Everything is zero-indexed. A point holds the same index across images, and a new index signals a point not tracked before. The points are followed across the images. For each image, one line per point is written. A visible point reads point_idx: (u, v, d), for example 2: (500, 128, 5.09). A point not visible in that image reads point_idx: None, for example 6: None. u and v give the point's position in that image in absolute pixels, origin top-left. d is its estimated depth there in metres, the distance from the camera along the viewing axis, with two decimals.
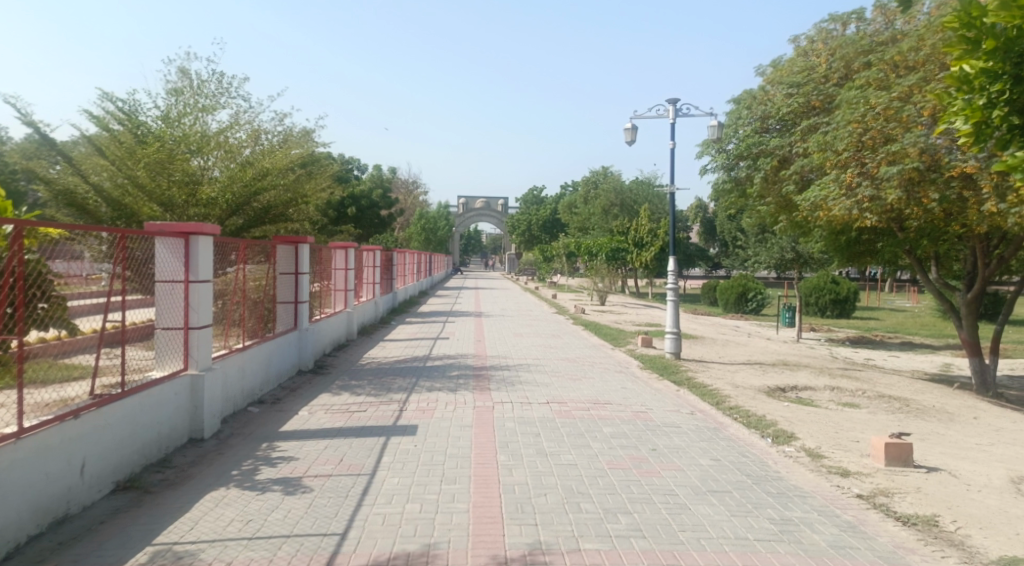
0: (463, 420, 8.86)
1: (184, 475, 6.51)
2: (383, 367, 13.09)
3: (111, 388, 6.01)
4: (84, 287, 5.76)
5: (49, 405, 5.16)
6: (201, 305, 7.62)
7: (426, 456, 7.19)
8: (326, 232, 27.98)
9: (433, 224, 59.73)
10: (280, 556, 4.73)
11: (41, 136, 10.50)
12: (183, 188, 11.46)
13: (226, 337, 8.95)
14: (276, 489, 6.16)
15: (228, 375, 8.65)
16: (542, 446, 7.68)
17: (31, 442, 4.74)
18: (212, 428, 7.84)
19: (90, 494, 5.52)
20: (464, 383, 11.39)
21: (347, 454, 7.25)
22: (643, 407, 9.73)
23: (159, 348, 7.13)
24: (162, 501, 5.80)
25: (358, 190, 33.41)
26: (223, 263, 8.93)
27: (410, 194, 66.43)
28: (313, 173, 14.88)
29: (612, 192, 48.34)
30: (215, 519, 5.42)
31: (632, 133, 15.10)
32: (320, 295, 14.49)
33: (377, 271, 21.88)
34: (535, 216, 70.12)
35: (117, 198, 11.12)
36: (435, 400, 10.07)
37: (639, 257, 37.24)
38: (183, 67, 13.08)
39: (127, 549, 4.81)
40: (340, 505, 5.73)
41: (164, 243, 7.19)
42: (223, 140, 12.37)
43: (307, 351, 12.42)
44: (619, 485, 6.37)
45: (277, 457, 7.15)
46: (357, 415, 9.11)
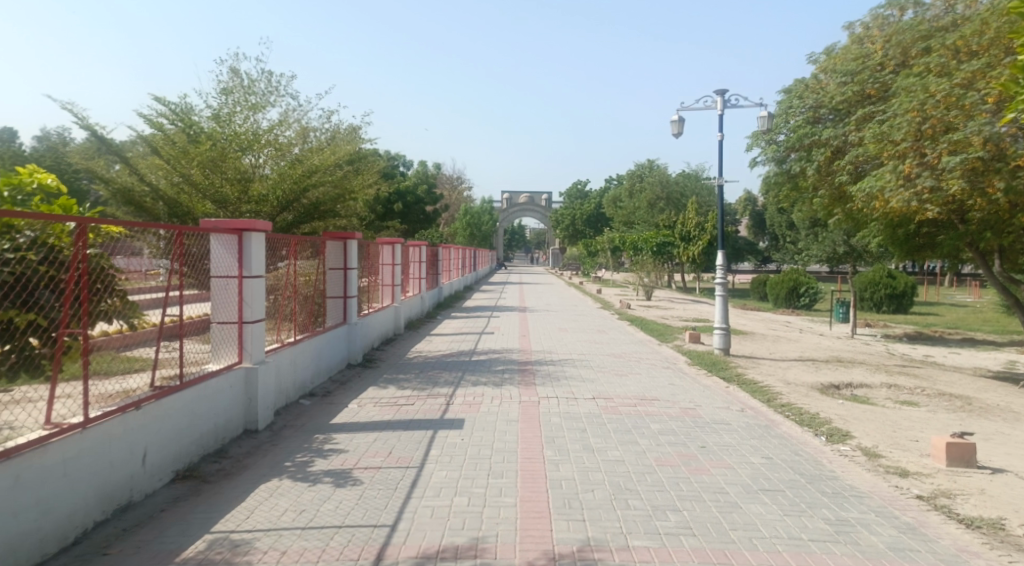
0: (509, 415, 8.87)
1: (239, 466, 6.66)
2: (430, 362, 13.21)
3: (170, 380, 6.19)
4: (143, 282, 5.89)
5: (113, 396, 5.33)
6: (255, 300, 7.79)
7: (473, 450, 7.23)
8: (371, 228, 28.31)
9: (477, 220, 59.83)
10: (332, 547, 4.81)
11: (98, 138, 10.84)
12: (235, 185, 11.77)
13: (277, 332, 9.15)
14: (327, 480, 6.26)
15: (280, 368, 8.84)
16: (589, 442, 7.65)
17: (96, 431, 4.90)
18: (266, 419, 8.02)
19: (151, 483, 5.68)
20: (510, 378, 11.41)
21: (395, 447, 7.34)
22: (692, 403, 9.63)
23: (216, 342, 7.29)
24: (219, 491, 5.94)
25: (404, 186, 33.66)
26: (274, 258, 9.10)
27: (454, 190, 66.61)
28: (361, 170, 15.03)
29: (658, 185, 47.90)
30: (270, 509, 5.53)
31: (679, 126, 14.91)
32: (368, 290, 14.70)
33: (423, 267, 22.05)
34: (579, 211, 69.77)
35: (173, 196, 11.56)
36: (482, 395, 10.11)
37: (685, 251, 36.64)
38: (234, 67, 13.33)
39: (187, 536, 4.94)
40: (390, 497, 5.80)
41: (219, 239, 7.35)
42: (273, 138, 12.57)
43: (356, 345, 12.62)
44: (667, 482, 6.32)
45: (329, 449, 7.26)
46: (405, 409, 9.19)
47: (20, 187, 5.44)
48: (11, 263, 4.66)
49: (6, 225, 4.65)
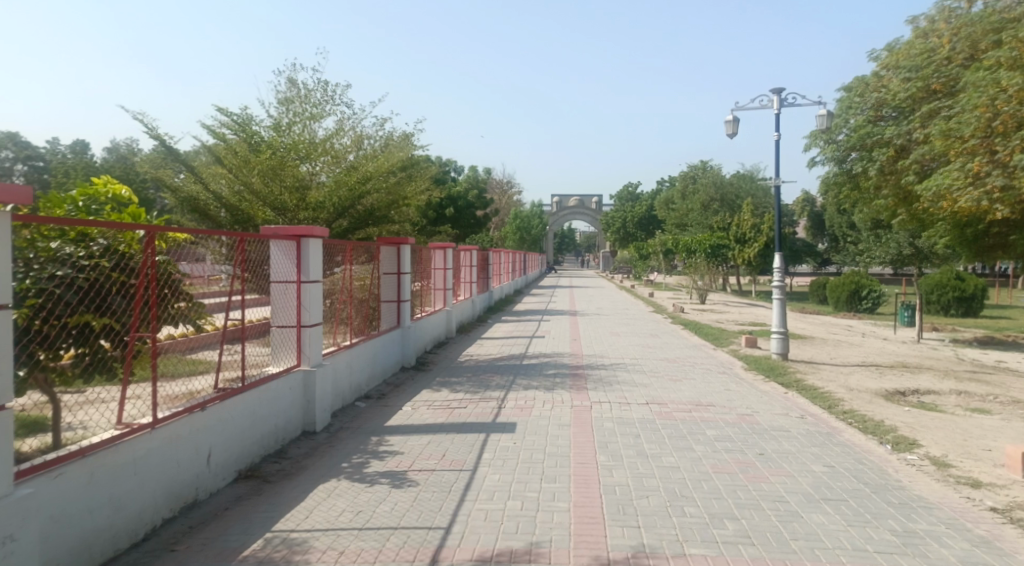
0: (561, 419, 8.84)
1: (298, 466, 6.79)
2: (482, 365, 13.26)
3: (232, 382, 6.35)
4: (206, 287, 6.03)
5: (179, 397, 5.49)
6: (312, 304, 7.94)
7: (526, 454, 7.22)
8: (423, 232, 28.55)
9: (526, 223, 59.88)
10: (389, 547, 4.86)
11: (165, 147, 11.22)
12: (294, 193, 12.01)
13: (333, 335, 9.31)
14: (383, 482, 6.33)
15: (337, 371, 8.99)
16: (643, 447, 7.57)
17: (165, 432, 5.06)
18: (324, 421, 8.16)
19: (216, 482, 5.84)
20: (561, 382, 11.37)
21: (449, 450, 7.38)
22: (749, 409, 9.44)
23: (275, 345, 7.46)
24: (279, 490, 6.07)
25: (455, 191, 33.86)
26: (331, 263, 9.26)
27: (504, 194, 66.78)
28: (414, 176, 15.19)
29: (712, 186, 47.16)
30: (328, 509, 5.62)
31: (734, 126, 14.66)
32: (420, 294, 14.83)
33: (473, 271, 22.16)
34: (630, 213, 69.16)
35: (235, 204, 11.95)
36: (534, 399, 10.10)
37: (741, 254, 35.95)
38: (292, 77, 13.60)
39: (250, 535, 5.05)
40: (444, 500, 5.84)
41: (278, 245, 7.53)
42: (330, 146, 12.79)
43: (410, 349, 12.75)
44: (725, 489, 6.21)
45: (384, 451, 7.35)
46: (458, 412, 9.24)
47: (94, 197, 5.63)
48: (85, 269, 4.79)
49: (81, 234, 4.88)
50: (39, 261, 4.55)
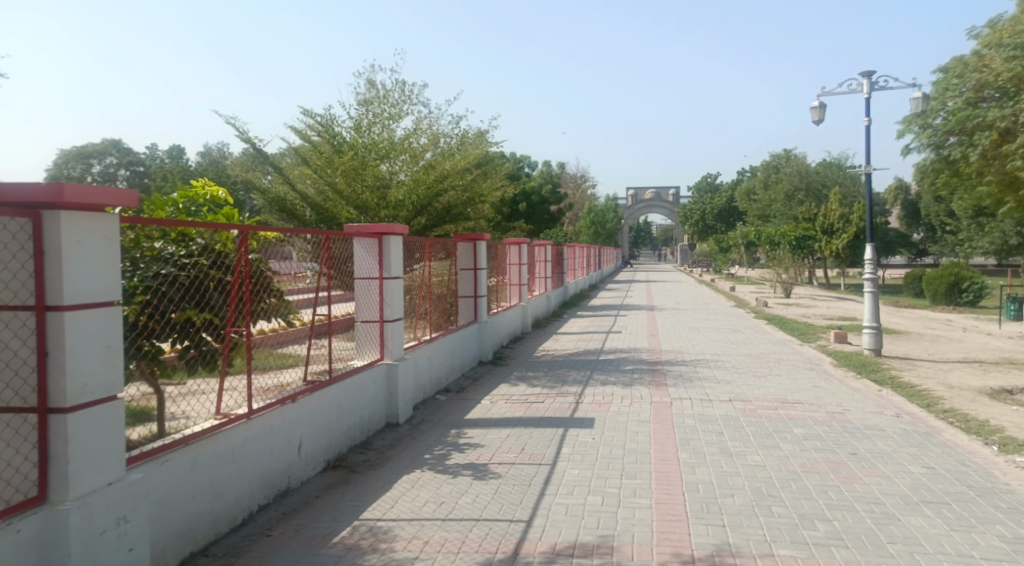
0: (641, 415, 8.73)
1: (383, 457, 6.94)
2: (559, 360, 13.23)
3: (320, 375, 6.53)
4: (294, 284, 6.20)
5: (270, 389, 5.68)
6: (395, 300, 8.07)
7: (606, 450, 7.16)
8: (497, 229, 28.69)
9: (601, 217, 59.33)
10: (472, 539, 4.89)
11: (255, 150, 11.64)
12: (375, 192, 12.27)
13: (414, 330, 9.47)
14: (466, 474, 6.40)
15: (417, 365, 9.13)
16: (727, 445, 7.39)
17: (259, 422, 5.24)
18: (406, 413, 8.31)
19: (306, 470, 6.03)
20: (640, 378, 11.22)
21: (528, 444, 7.39)
22: (840, 407, 9.08)
23: (359, 340, 7.65)
24: (365, 480, 6.21)
25: (529, 186, 33.86)
26: (410, 260, 9.40)
27: (579, 188, 66.36)
28: (490, 173, 15.27)
29: (796, 176, 45.61)
30: (412, 500, 5.71)
31: (821, 112, 14.13)
32: (496, 289, 14.92)
33: (549, 266, 22.13)
34: (710, 205, 67.64)
35: (320, 203, 12.33)
36: (612, 394, 10.00)
37: (828, 245, 34.67)
38: (371, 79, 13.86)
39: (339, 522, 5.18)
40: (525, 493, 5.84)
41: (361, 243, 7.70)
42: (409, 145, 12.98)
43: (487, 343, 12.85)
44: (814, 489, 5.99)
45: (464, 443, 7.42)
46: (535, 406, 9.25)
47: (194, 199, 5.91)
48: (186, 267, 5.06)
49: (181, 234, 5.14)
50: (145, 259, 4.92)
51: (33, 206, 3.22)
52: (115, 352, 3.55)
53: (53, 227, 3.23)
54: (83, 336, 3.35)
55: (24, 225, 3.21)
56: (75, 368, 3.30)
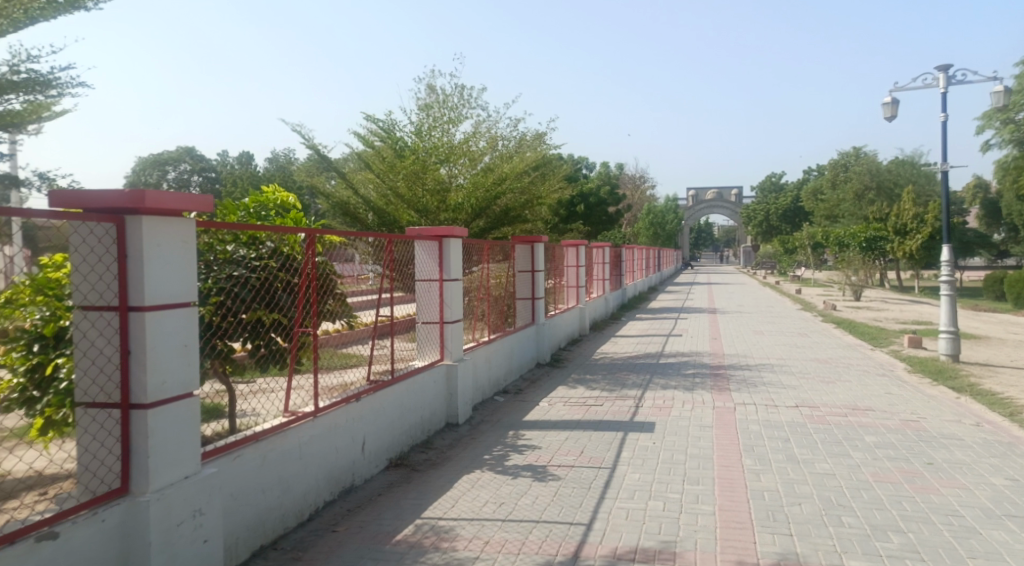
0: (703, 420, 8.57)
1: (443, 456, 6.99)
2: (618, 363, 13.11)
3: (382, 375, 6.61)
4: (356, 287, 6.23)
5: (334, 388, 5.78)
6: (454, 301, 8.13)
7: (667, 454, 7.05)
8: (556, 230, 28.60)
9: (661, 218, 58.62)
10: (531, 540, 4.88)
11: (320, 156, 11.91)
12: (435, 195, 12.38)
13: (472, 331, 9.52)
14: (525, 475, 6.39)
15: (476, 366, 9.18)
16: (793, 452, 7.19)
17: (325, 420, 5.34)
18: (465, 414, 8.35)
19: (369, 468, 6.12)
20: (701, 382, 11.03)
21: (587, 447, 7.33)
22: (914, 415, 8.72)
23: (420, 341, 7.72)
24: (427, 479, 6.26)
25: (587, 188, 33.63)
26: (469, 263, 9.45)
27: (639, 189, 65.72)
28: (548, 175, 15.25)
29: (866, 174, 44.17)
30: (472, 499, 5.73)
31: (893, 109, 13.64)
32: (554, 291, 14.89)
33: (607, 268, 21.97)
34: (775, 206, 66.06)
35: (382, 207, 12.54)
36: (672, 398, 9.85)
37: (901, 246, 33.44)
38: (432, 84, 14.01)
39: (401, 520, 5.24)
40: (585, 496, 5.80)
41: (422, 246, 7.78)
42: (467, 149, 13.06)
43: (544, 345, 12.83)
44: (887, 500, 5.77)
45: (523, 445, 7.41)
46: (594, 409, 9.18)
47: (264, 204, 6.07)
48: (257, 269, 5.25)
49: (252, 237, 5.30)
50: (218, 262, 5.13)
51: (116, 212, 3.35)
52: (191, 351, 3.66)
53: (135, 231, 3.36)
54: (162, 336, 3.47)
55: (109, 229, 3.35)
56: (154, 365, 3.42)
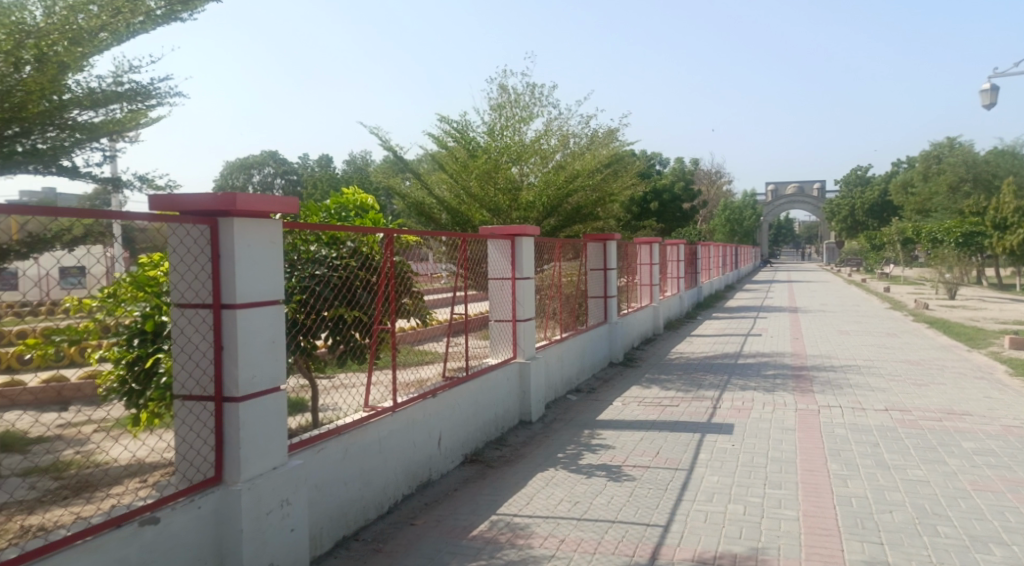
0: (785, 422, 8.31)
1: (518, 454, 7.01)
2: (694, 363, 12.87)
3: (456, 371, 6.68)
4: (429, 284, 6.38)
5: (410, 384, 5.87)
6: (527, 300, 8.09)
7: (747, 457, 6.87)
8: (629, 228, 28.31)
9: (739, 215, 57.24)
10: (608, 540, 4.83)
11: (395, 157, 12.12)
12: (507, 194, 12.41)
13: (544, 330, 9.51)
14: (600, 474, 6.33)
15: (548, 364, 9.17)
16: (883, 458, 6.89)
17: (404, 415, 5.42)
18: (539, 412, 8.35)
19: (446, 464, 6.19)
20: (783, 384, 10.71)
21: (664, 447, 7.22)
22: (1016, 421, 8.23)
23: (493, 339, 7.78)
24: (502, 475, 6.29)
25: (660, 184, 33.10)
26: (541, 261, 9.44)
27: (715, 185, 64.32)
28: (621, 171, 15.09)
29: (961, 166, 41.98)
30: (547, 497, 5.73)
31: (993, 96, 12.90)
32: (627, 289, 14.73)
33: (683, 266, 21.58)
34: (860, 200, 63.53)
35: (455, 206, 12.66)
36: (752, 400, 9.60)
37: (1001, 241, 31.63)
38: (503, 83, 14.05)
39: (478, 515, 5.28)
40: (662, 497, 5.71)
41: (495, 244, 7.80)
42: (539, 147, 13.02)
43: (617, 344, 12.71)
44: (987, 510, 5.47)
45: (597, 444, 7.35)
46: (670, 410, 9.03)
47: (344, 206, 6.22)
48: (338, 268, 5.40)
49: (333, 237, 5.46)
50: (301, 261, 5.34)
51: (210, 214, 3.47)
52: (279, 347, 3.78)
53: (227, 232, 3.48)
54: (252, 332, 3.59)
55: (203, 231, 3.47)
56: (245, 359, 3.54)
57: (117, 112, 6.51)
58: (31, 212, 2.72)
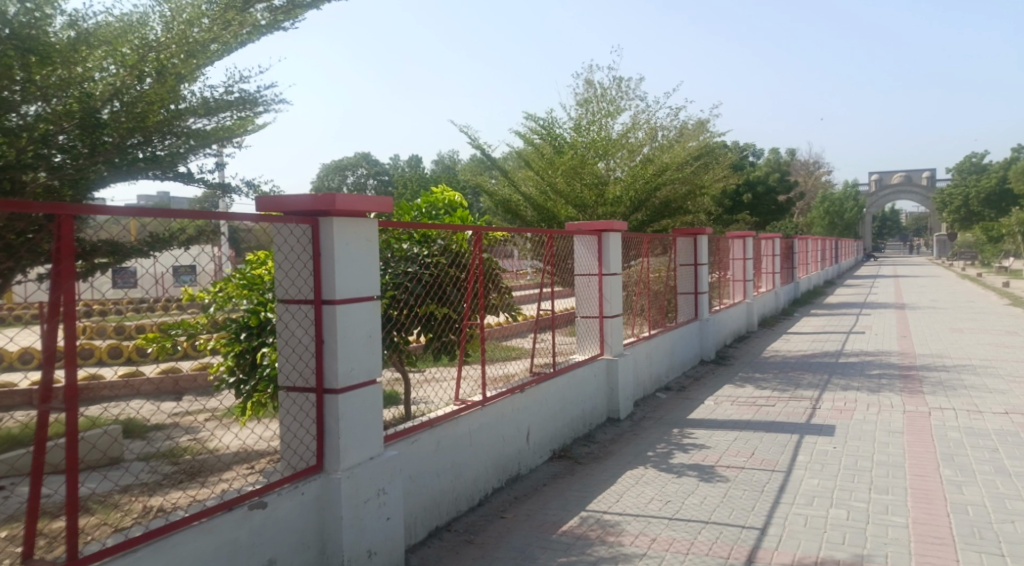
0: (891, 425, 7.95)
1: (606, 451, 6.98)
2: (790, 362, 12.46)
3: (544, 367, 6.72)
4: (514, 281, 6.44)
5: (497, 380, 5.96)
6: (614, 296, 8.03)
7: (849, 460, 6.62)
8: (720, 222, 27.65)
9: (838, 207, 54.87)
10: (701, 541, 4.77)
11: (482, 155, 12.25)
12: (593, 190, 12.34)
13: (631, 327, 9.44)
14: (692, 474, 6.24)
15: (637, 361, 9.09)
16: (1001, 464, 6.49)
17: (493, 409, 5.50)
18: (627, 410, 8.29)
19: (534, 458, 6.24)
20: (888, 384, 10.23)
21: (759, 448, 7.04)
22: None
23: (579, 335, 7.79)
24: (590, 472, 6.29)
25: (753, 175, 32.06)
26: (627, 257, 9.38)
27: (811, 176, 61.95)
28: (711, 164, 14.76)
29: None
30: (637, 496, 5.69)
31: None
32: (719, 285, 14.41)
33: (777, 261, 20.90)
34: (973, 189, 59.77)
35: (542, 203, 12.68)
36: (854, 401, 9.22)
37: None
38: (590, 78, 13.98)
39: (567, 511, 5.30)
40: (757, 499, 5.58)
41: (581, 240, 7.78)
42: (627, 141, 12.91)
43: (709, 342, 12.44)
44: None
45: (689, 444, 7.24)
46: (766, 410, 8.79)
47: (434, 204, 6.35)
48: (430, 266, 5.56)
49: (425, 235, 5.64)
50: (395, 259, 5.56)
51: (312, 214, 3.63)
52: (375, 341, 3.92)
53: (328, 231, 3.63)
54: (350, 327, 3.73)
55: (305, 231, 3.63)
56: (344, 353, 3.69)
57: (227, 124, 5.89)
58: (151, 215, 2.93)
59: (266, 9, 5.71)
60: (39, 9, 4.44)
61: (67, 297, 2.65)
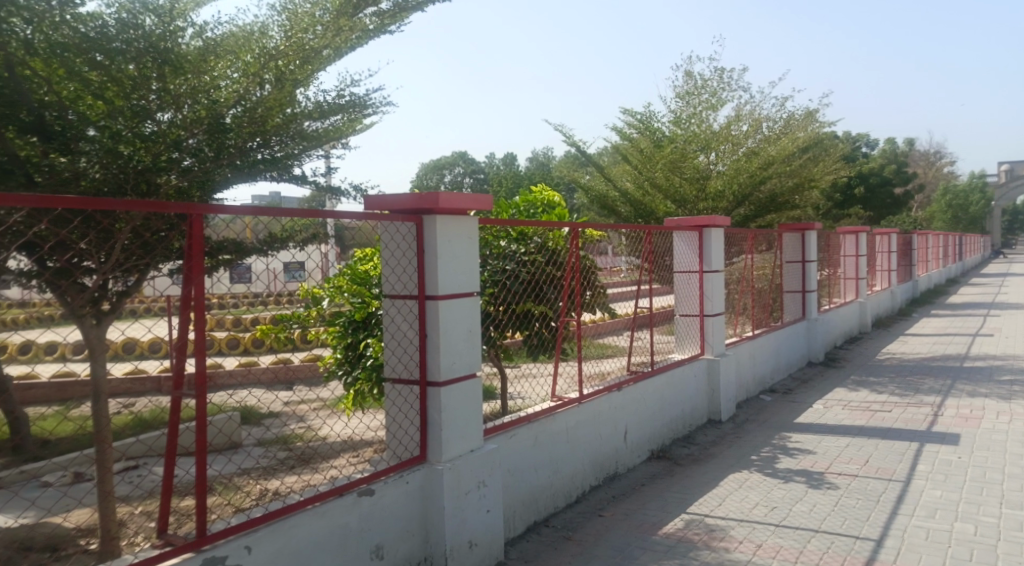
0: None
1: (707, 453, 6.84)
2: (908, 365, 11.79)
3: (642, 366, 6.64)
4: (611, 279, 6.41)
5: (593, 378, 5.94)
6: (716, 294, 7.84)
7: (976, 472, 6.21)
8: (830, 216, 26.41)
9: (963, 199, 51.31)
10: (811, 550, 4.61)
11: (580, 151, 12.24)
12: (694, 184, 12.11)
13: (734, 326, 9.19)
14: (800, 480, 6.03)
15: (739, 361, 8.84)
16: None
17: (590, 406, 5.50)
18: (728, 412, 8.09)
19: (632, 458, 6.19)
20: (1020, 391, 9.51)
21: (874, 456, 6.71)
22: None
23: (679, 333, 7.66)
24: (691, 474, 6.19)
25: (867, 167, 30.37)
26: (730, 253, 9.15)
27: (933, 167, 58.19)
28: (821, 155, 14.15)
29: None
30: (741, 500, 5.56)
31: None
32: (829, 283, 13.81)
33: (894, 258, 19.76)
34: None
35: (639, 198, 12.55)
36: (981, 408, 8.63)
37: None
38: (691, 70, 13.69)
39: (667, 512, 5.24)
40: (872, 509, 5.33)
41: (681, 236, 7.67)
42: (730, 134, 12.54)
43: (817, 343, 11.94)
44: None
45: (796, 448, 6.99)
46: (881, 415, 8.37)
47: (533, 203, 6.39)
48: (526, 263, 5.60)
49: (522, 232, 5.70)
50: (493, 256, 5.67)
51: (416, 212, 3.74)
52: (476, 337, 3.99)
53: (431, 229, 3.74)
54: (453, 323, 3.83)
55: (410, 228, 3.74)
56: (446, 347, 3.79)
57: (337, 125, 5.29)
58: (266, 214, 3.11)
59: (374, 14, 5.17)
60: (172, 21, 4.31)
61: (196, 290, 2.84)
